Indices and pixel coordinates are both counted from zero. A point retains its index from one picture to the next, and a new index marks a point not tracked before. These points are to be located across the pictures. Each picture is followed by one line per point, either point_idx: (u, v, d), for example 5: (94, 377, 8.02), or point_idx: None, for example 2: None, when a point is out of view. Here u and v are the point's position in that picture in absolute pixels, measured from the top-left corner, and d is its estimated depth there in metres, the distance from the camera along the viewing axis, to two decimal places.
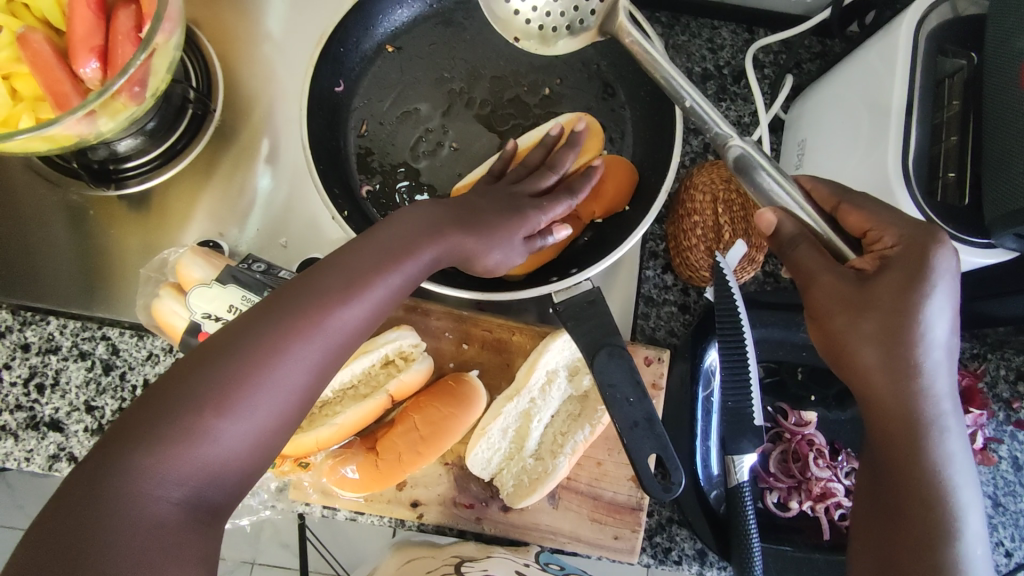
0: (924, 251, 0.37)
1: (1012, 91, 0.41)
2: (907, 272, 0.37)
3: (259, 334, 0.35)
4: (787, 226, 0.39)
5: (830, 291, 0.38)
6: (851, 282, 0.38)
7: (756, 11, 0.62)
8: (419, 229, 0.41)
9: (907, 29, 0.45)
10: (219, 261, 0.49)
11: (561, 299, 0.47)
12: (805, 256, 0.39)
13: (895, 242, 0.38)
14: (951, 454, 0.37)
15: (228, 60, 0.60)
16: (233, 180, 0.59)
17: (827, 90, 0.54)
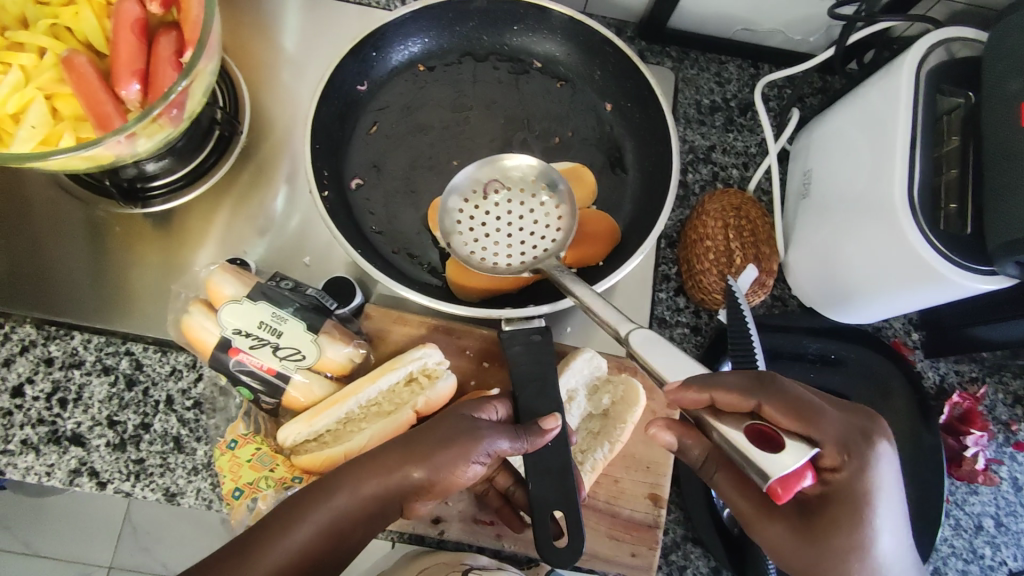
0: (860, 441, 0.38)
1: (1004, 129, 0.44)
2: (839, 450, 0.38)
3: (307, 494, 0.42)
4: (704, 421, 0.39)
5: (734, 484, 0.41)
6: (783, 419, 0.37)
7: (763, 48, 0.65)
8: (460, 428, 0.44)
9: (910, 70, 0.48)
10: (247, 278, 0.50)
11: (510, 327, 0.50)
12: (740, 501, 0.41)
13: (807, 417, 0.38)
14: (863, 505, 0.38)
15: (257, 85, 0.63)
16: (255, 200, 0.60)
17: (830, 126, 0.57)
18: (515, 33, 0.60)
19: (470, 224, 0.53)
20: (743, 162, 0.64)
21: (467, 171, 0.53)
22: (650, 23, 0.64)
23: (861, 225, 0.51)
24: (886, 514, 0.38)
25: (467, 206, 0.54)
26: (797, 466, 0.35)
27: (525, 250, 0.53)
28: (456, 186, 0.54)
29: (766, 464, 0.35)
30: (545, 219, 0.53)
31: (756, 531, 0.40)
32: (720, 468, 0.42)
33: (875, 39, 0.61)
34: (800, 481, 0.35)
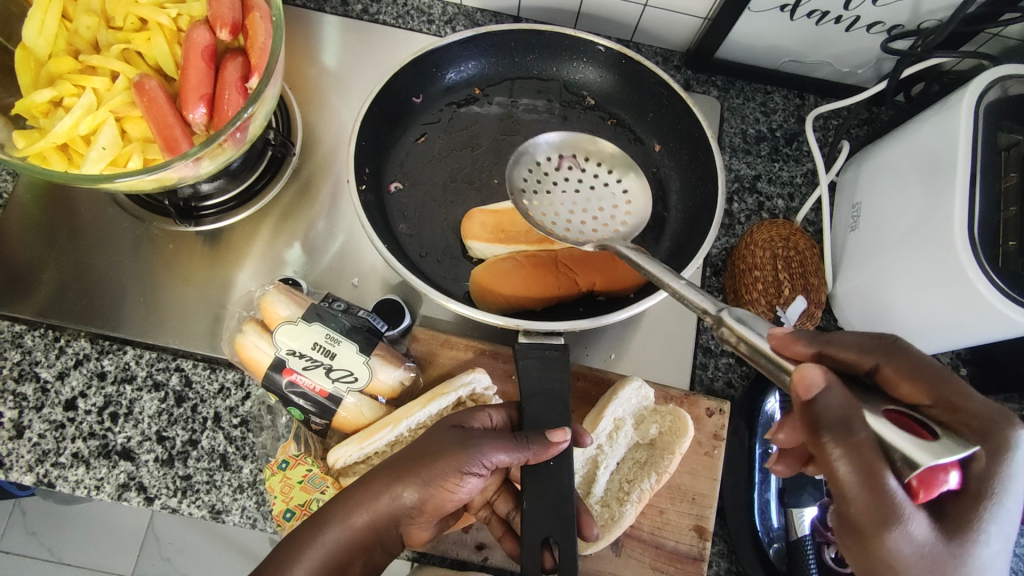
0: (1004, 423, 0.31)
1: None
2: (986, 444, 0.30)
3: (301, 527, 0.41)
4: (836, 397, 0.29)
5: (861, 463, 0.28)
6: (915, 393, 0.32)
7: (809, 79, 0.66)
8: (447, 441, 0.42)
9: (968, 106, 0.48)
10: (301, 300, 0.51)
11: (527, 340, 0.47)
12: (867, 506, 0.28)
13: (935, 398, 0.32)
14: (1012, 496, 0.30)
15: (309, 108, 0.64)
16: (303, 220, 0.61)
17: (880, 159, 0.57)
18: (568, 63, 0.61)
19: (515, 176, 0.54)
20: (788, 192, 0.64)
21: (553, 136, 0.53)
22: (697, 53, 0.64)
23: (917, 260, 0.50)
24: (1008, 511, 0.30)
25: (542, 170, 0.54)
26: (940, 464, 0.29)
27: (598, 223, 0.52)
28: (537, 146, 0.53)
29: (904, 445, 0.28)
30: (587, 190, 0.53)
31: (862, 545, 0.29)
32: (856, 446, 0.28)
33: (926, 72, 0.61)
34: (940, 484, 0.29)
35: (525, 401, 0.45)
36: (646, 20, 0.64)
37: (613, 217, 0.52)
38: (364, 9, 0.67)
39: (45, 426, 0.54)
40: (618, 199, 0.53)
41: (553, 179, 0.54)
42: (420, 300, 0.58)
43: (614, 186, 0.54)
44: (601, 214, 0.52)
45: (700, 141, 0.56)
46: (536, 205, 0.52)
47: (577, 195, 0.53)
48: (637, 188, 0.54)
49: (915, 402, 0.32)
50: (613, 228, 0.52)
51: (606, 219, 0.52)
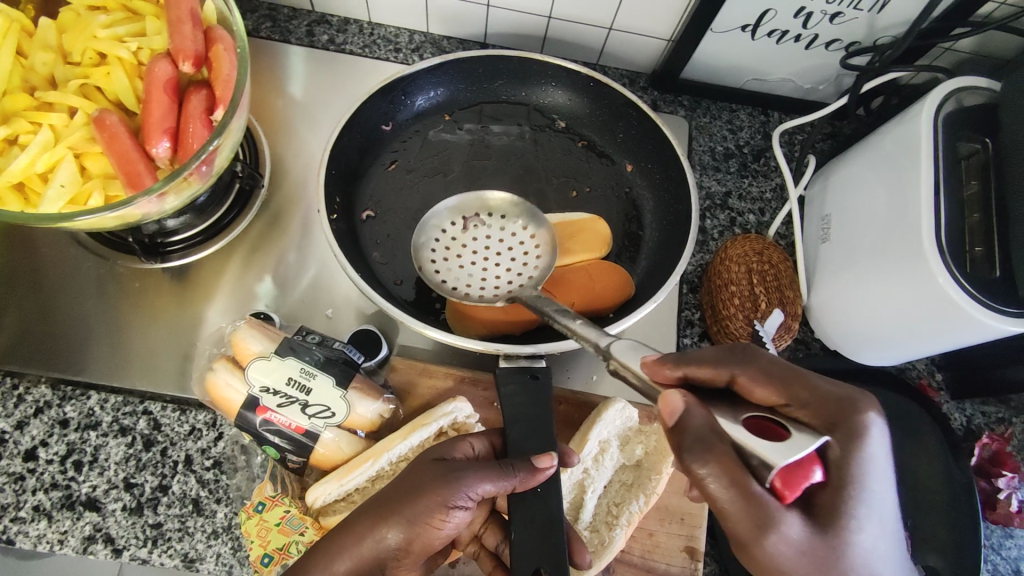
0: (854, 413, 0.35)
1: None
2: (838, 432, 0.34)
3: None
4: (698, 416, 0.34)
5: (729, 478, 0.32)
6: (770, 397, 0.37)
7: (773, 97, 0.67)
8: (431, 474, 0.41)
9: (927, 116, 0.50)
10: (274, 335, 0.50)
11: (508, 364, 0.47)
12: (741, 515, 0.31)
13: (812, 398, 0.36)
14: (881, 475, 0.34)
15: (277, 139, 0.63)
16: (274, 253, 0.59)
17: (846, 169, 0.58)
18: (536, 86, 0.61)
19: (423, 244, 0.53)
20: (759, 207, 0.65)
21: (449, 202, 0.54)
22: (663, 74, 0.65)
23: (888, 267, 0.50)
24: (873, 491, 0.33)
25: (449, 237, 0.54)
26: (801, 460, 0.32)
27: (511, 279, 0.52)
28: (434, 217, 0.54)
29: (765, 451, 0.32)
30: (496, 246, 0.54)
31: (750, 552, 0.32)
32: (709, 455, 0.32)
33: (884, 86, 0.62)
34: (801, 480, 0.32)
35: (508, 426, 0.44)
36: (610, 44, 0.64)
37: (524, 265, 0.53)
38: (330, 39, 0.67)
39: (3, 479, 0.51)
40: (526, 246, 0.54)
41: (462, 244, 0.54)
42: (396, 330, 0.57)
43: (520, 237, 0.54)
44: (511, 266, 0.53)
45: (670, 161, 0.57)
46: (449, 272, 0.53)
47: (486, 252, 0.54)
48: (543, 236, 0.54)
49: (775, 405, 0.37)
50: (524, 279, 0.52)
51: (518, 269, 0.53)
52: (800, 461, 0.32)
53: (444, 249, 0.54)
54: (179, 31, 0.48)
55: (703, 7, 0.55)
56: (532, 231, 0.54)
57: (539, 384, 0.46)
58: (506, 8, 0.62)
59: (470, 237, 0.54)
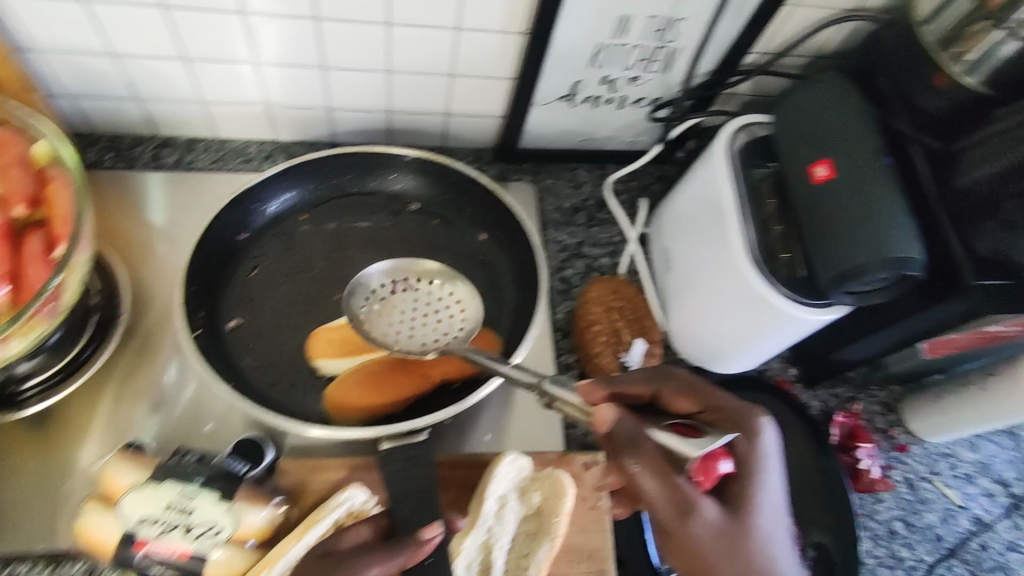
0: (752, 414, 0.38)
1: (801, 186, 0.51)
2: (739, 431, 0.38)
3: None
4: (626, 423, 0.37)
5: (655, 473, 0.34)
6: (686, 406, 0.40)
7: (605, 152, 0.74)
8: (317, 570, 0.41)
9: (719, 152, 0.57)
10: (147, 462, 0.48)
11: (391, 444, 0.48)
12: (663, 503, 0.34)
13: (719, 407, 0.39)
14: (777, 473, 0.37)
15: (134, 265, 0.63)
16: (142, 378, 0.58)
17: (673, 206, 0.65)
18: (383, 175, 0.64)
19: (354, 305, 0.57)
20: (611, 251, 0.71)
21: (383, 265, 0.58)
22: (503, 148, 0.71)
23: (718, 285, 0.57)
24: (774, 486, 0.36)
25: (380, 296, 0.57)
26: (711, 453, 0.35)
27: (435, 333, 0.55)
28: (367, 278, 0.57)
29: (687, 448, 0.35)
30: (422, 303, 0.57)
31: (675, 540, 0.35)
32: (642, 455, 0.35)
33: (691, 131, 0.71)
34: (718, 469, 0.35)
35: (397, 502, 0.45)
36: (451, 127, 0.70)
37: (447, 321, 0.56)
38: (178, 160, 0.68)
39: None
40: (450, 304, 0.57)
41: (393, 302, 0.57)
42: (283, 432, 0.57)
43: (445, 296, 0.57)
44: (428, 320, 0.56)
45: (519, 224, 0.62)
46: (377, 326, 0.56)
47: (405, 313, 0.57)
48: (464, 293, 0.57)
49: (691, 413, 0.40)
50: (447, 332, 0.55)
51: (439, 324, 0.56)
52: (711, 453, 0.36)
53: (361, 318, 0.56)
54: (8, 177, 0.49)
55: (521, 87, 0.62)
56: (457, 290, 0.57)
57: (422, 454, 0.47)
58: (347, 109, 0.65)
59: (404, 296, 0.57)
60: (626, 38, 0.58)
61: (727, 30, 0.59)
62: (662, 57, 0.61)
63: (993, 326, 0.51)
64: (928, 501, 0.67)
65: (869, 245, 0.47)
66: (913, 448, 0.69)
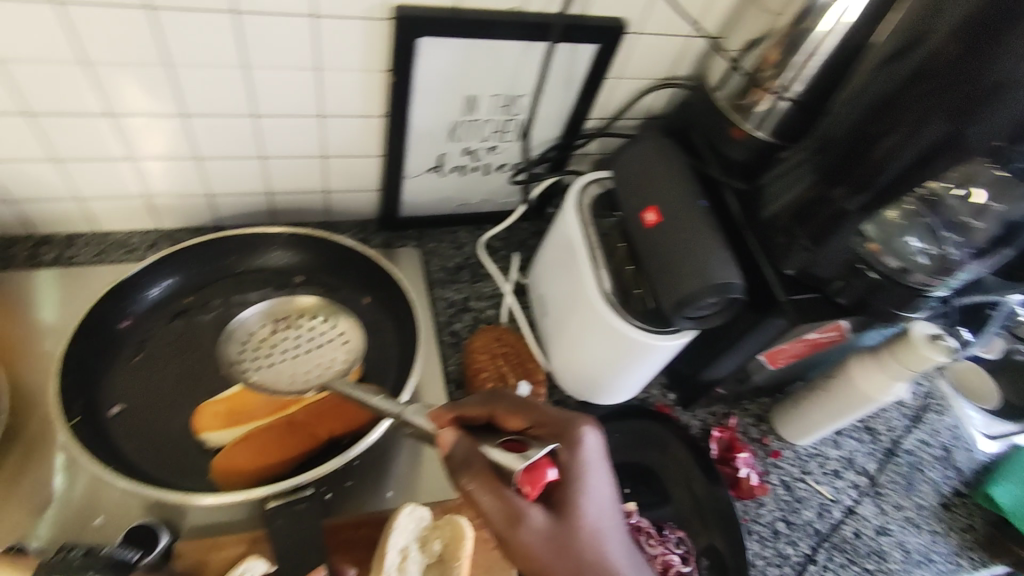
0: (575, 425, 0.42)
1: (637, 231, 0.60)
2: (563, 443, 0.42)
3: None
4: (465, 443, 0.41)
5: (487, 489, 0.39)
6: (520, 422, 0.43)
7: (482, 214, 0.80)
8: None
9: (572, 207, 0.65)
10: (30, 563, 0.47)
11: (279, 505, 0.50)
12: (496, 510, 0.38)
13: (539, 420, 0.43)
14: (597, 471, 0.41)
15: (14, 366, 0.62)
16: (25, 481, 0.57)
17: (543, 257, 0.71)
18: (266, 252, 0.66)
19: (249, 386, 0.56)
20: (495, 302, 0.76)
21: (279, 348, 0.61)
22: (384, 219, 0.77)
23: (583, 325, 0.63)
24: (599, 483, 0.41)
25: (278, 376, 0.59)
26: (536, 462, 0.39)
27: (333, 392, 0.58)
28: (265, 361, 0.60)
29: (510, 462, 0.39)
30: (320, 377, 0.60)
31: (511, 548, 0.38)
32: (474, 475, 0.39)
33: (555, 187, 0.79)
34: (543, 476, 0.39)
35: (291, 567, 0.47)
36: (332, 204, 0.74)
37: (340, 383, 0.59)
38: (58, 256, 0.68)
39: None
40: (344, 372, 0.60)
41: (292, 376, 0.57)
42: (180, 514, 0.57)
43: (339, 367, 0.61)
44: (327, 390, 0.57)
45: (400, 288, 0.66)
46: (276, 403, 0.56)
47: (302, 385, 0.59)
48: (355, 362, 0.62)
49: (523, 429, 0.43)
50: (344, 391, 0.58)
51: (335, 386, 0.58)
52: (536, 463, 0.39)
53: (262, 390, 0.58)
54: None
55: (390, 162, 0.68)
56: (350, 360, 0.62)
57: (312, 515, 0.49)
58: (227, 193, 0.69)
59: (299, 374, 0.60)
60: (476, 114, 0.65)
61: (565, 102, 0.67)
62: (514, 127, 0.68)
63: (812, 333, 0.59)
64: (804, 499, 0.71)
65: (689, 278, 0.54)
66: (785, 453, 0.74)
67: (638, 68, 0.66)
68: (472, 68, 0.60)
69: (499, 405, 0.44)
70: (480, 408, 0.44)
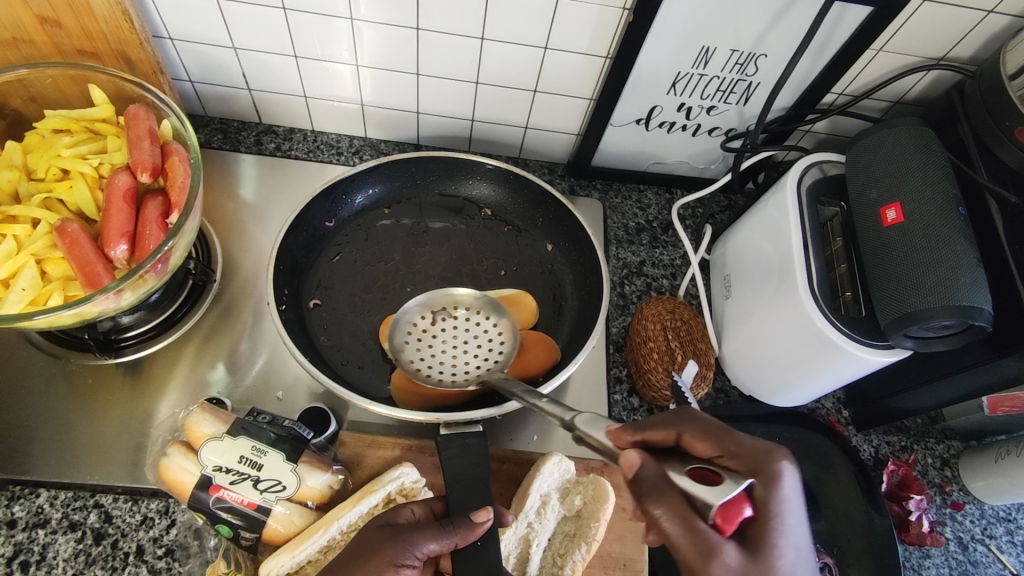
0: (771, 457, 0.39)
1: (866, 231, 0.54)
2: (760, 478, 0.38)
3: None
4: (650, 468, 0.37)
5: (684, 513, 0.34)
6: (708, 449, 0.40)
7: (674, 178, 0.76)
8: (380, 540, 0.44)
9: (790, 186, 0.59)
10: (226, 416, 0.53)
11: (449, 430, 0.51)
12: (688, 542, 0.34)
13: (730, 450, 0.39)
14: (795, 517, 0.37)
15: (227, 238, 0.68)
16: (224, 343, 0.63)
17: (738, 236, 0.66)
18: (469, 182, 0.69)
19: (397, 342, 0.56)
20: (671, 272, 0.73)
21: (419, 298, 0.58)
22: (575, 165, 0.75)
23: (777, 318, 0.58)
24: (797, 529, 0.37)
25: (421, 328, 0.57)
26: (733, 497, 0.36)
27: (481, 364, 0.56)
28: (406, 312, 0.57)
29: (705, 494, 0.35)
30: (466, 339, 0.57)
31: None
32: (664, 502, 0.35)
33: (763, 163, 0.72)
34: (739, 514, 0.36)
35: (449, 484, 0.48)
36: (528, 140, 0.73)
37: (488, 358, 0.56)
38: (277, 147, 0.74)
39: None
40: (490, 337, 0.57)
41: (433, 334, 0.57)
42: (346, 407, 0.61)
43: (486, 326, 0.58)
44: (469, 351, 0.56)
45: (584, 240, 0.65)
46: (423, 364, 0.56)
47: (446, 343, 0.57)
48: (505, 324, 0.58)
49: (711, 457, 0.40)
50: (491, 367, 0.56)
51: (483, 358, 0.56)
52: (733, 500, 0.36)
53: (411, 345, 0.56)
54: (138, 147, 0.54)
55: (599, 107, 0.65)
56: (498, 321, 0.58)
57: (474, 442, 0.50)
58: (434, 112, 0.70)
59: (441, 327, 0.57)
60: (707, 68, 0.60)
61: (806, 70, 0.60)
62: (741, 90, 0.63)
63: None
64: (980, 564, 0.63)
65: (924, 294, 0.48)
66: (967, 507, 0.66)
67: (908, 39, 0.57)
68: (718, 18, 0.55)
69: (691, 428, 0.41)
70: (674, 425, 0.41)
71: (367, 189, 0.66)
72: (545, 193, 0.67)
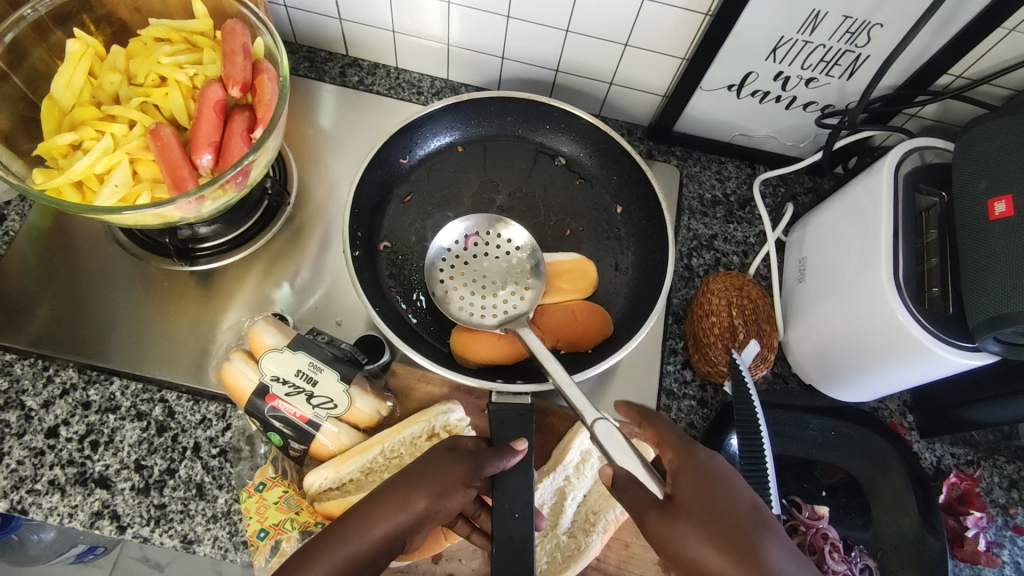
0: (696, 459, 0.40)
1: (967, 225, 0.50)
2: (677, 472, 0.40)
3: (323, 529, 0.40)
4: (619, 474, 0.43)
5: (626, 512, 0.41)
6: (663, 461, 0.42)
7: (759, 152, 0.73)
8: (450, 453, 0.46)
9: (888, 169, 0.55)
10: (288, 331, 0.54)
11: (499, 400, 0.52)
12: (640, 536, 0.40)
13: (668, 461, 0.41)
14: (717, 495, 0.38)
15: (304, 164, 0.70)
16: (292, 264, 0.65)
17: (820, 219, 0.63)
18: (545, 132, 0.67)
19: (432, 276, 0.61)
20: (743, 250, 0.70)
21: (454, 226, 0.62)
22: (656, 128, 0.72)
23: (852, 307, 0.55)
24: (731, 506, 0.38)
25: (454, 259, 0.62)
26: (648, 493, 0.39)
27: (509, 300, 0.60)
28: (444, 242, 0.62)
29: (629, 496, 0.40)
30: (497, 272, 0.62)
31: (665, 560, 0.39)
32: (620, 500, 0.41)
33: (858, 146, 0.68)
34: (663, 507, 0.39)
35: None
36: (612, 96, 0.71)
37: (517, 292, 0.60)
38: (360, 81, 0.74)
39: (25, 453, 0.55)
40: (520, 272, 0.61)
41: (467, 264, 0.62)
42: None
43: (517, 262, 0.62)
44: (500, 285, 0.61)
45: (656, 205, 0.63)
46: (457, 298, 0.60)
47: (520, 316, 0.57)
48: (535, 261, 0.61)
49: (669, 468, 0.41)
50: (520, 301, 0.60)
51: (512, 293, 0.60)
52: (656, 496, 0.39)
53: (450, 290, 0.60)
54: (231, 61, 0.55)
55: (691, 67, 0.62)
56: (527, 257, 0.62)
57: None
58: (519, 57, 0.69)
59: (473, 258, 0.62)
60: (813, 35, 0.57)
61: (923, 46, 0.56)
62: (848, 62, 0.59)
63: None
64: None
65: None
66: None
67: None
68: None
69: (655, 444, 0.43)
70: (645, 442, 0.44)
71: (443, 130, 0.66)
72: (623, 150, 0.65)
